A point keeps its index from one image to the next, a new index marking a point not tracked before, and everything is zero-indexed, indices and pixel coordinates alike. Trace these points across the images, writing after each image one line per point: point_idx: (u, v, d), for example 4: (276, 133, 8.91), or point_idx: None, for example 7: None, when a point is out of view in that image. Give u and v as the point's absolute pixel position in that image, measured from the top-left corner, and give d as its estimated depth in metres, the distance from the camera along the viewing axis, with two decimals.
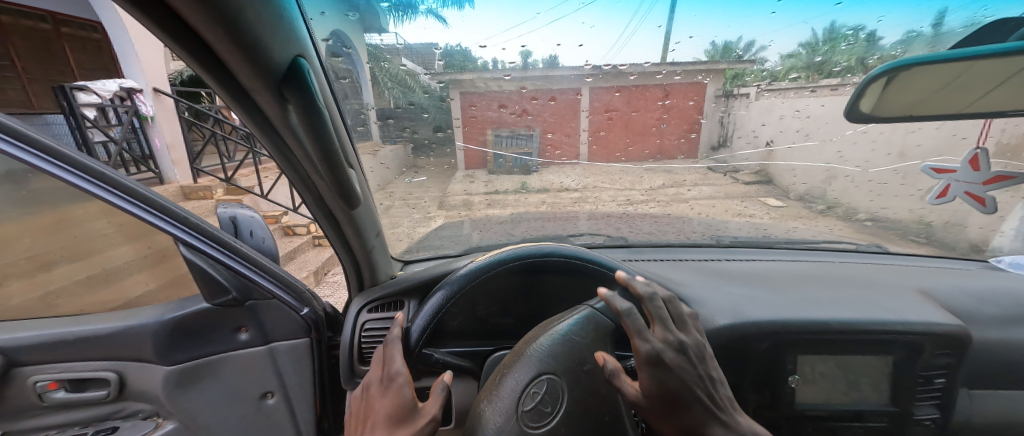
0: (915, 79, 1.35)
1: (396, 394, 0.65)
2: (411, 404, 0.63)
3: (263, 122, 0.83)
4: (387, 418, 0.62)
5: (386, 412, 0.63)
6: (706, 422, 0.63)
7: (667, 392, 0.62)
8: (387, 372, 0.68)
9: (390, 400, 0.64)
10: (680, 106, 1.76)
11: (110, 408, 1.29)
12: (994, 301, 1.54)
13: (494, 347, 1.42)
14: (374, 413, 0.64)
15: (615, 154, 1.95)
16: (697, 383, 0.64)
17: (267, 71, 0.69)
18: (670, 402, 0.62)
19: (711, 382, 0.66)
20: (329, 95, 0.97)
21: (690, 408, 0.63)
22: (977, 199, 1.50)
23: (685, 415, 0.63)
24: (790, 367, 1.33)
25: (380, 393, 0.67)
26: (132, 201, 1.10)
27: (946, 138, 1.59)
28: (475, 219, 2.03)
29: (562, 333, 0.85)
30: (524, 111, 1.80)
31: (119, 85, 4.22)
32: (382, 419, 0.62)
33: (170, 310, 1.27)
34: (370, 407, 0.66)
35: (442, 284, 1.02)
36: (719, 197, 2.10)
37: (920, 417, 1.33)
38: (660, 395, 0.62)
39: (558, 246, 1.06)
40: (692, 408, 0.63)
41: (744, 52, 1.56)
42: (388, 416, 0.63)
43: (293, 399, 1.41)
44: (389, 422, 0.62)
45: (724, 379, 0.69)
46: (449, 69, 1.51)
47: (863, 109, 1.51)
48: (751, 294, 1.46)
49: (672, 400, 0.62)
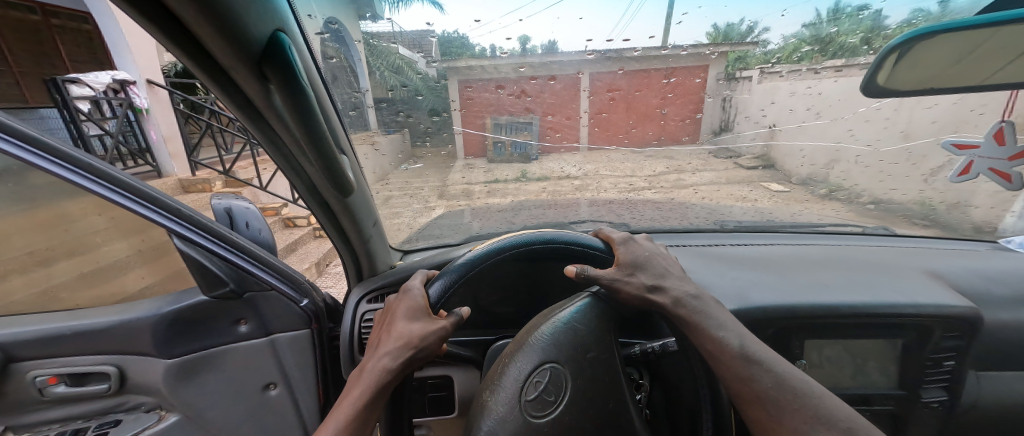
0: (931, 51, 1.30)
1: (413, 296, 0.81)
2: (425, 304, 0.79)
3: (245, 103, 0.79)
4: (406, 313, 0.78)
5: (406, 308, 0.79)
6: (664, 278, 0.84)
7: (634, 256, 0.89)
8: (406, 287, 0.85)
9: (409, 299, 0.81)
10: (686, 83, 1.72)
11: (112, 402, 1.29)
12: (1005, 283, 1.51)
13: (495, 336, 1.42)
14: (395, 311, 0.80)
15: (618, 136, 1.88)
16: (653, 256, 0.90)
17: (244, 46, 0.65)
18: (635, 264, 0.87)
19: (667, 259, 0.92)
20: (313, 74, 0.92)
21: (651, 265, 0.87)
22: (1002, 174, 1.44)
23: (649, 272, 0.86)
24: (797, 352, 1.31)
25: (398, 300, 0.83)
26: (122, 194, 1.05)
27: (962, 113, 1.52)
28: (476, 208, 2.00)
29: (564, 321, 0.81)
30: (522, 92, 1.70)
31: (112, 77, 4.15)
32: (404, 312, 0.78)
33: (166, 304, 1.26)
34: (391, 309, 0.82)
35: (440, 273, 0.87)
36: (721, 183, 2.06)
37: (928, 400, 1.32)
38: (629, 257, 0.89)
39: (557, 232, 1.02)
40: (654, 267, 0.87)
41: (745, 35, 1.51)
42: (406, 312, 0.78)
43: (296, 391, 1.41)
44: (407, 315, 0.78)
45: (677, 263, 0.93)
46: (445, 58, 1.47)
47: (879, 83, 1.43)
48: (757, 279, 1.44)
49: (638, 262, 0.88)
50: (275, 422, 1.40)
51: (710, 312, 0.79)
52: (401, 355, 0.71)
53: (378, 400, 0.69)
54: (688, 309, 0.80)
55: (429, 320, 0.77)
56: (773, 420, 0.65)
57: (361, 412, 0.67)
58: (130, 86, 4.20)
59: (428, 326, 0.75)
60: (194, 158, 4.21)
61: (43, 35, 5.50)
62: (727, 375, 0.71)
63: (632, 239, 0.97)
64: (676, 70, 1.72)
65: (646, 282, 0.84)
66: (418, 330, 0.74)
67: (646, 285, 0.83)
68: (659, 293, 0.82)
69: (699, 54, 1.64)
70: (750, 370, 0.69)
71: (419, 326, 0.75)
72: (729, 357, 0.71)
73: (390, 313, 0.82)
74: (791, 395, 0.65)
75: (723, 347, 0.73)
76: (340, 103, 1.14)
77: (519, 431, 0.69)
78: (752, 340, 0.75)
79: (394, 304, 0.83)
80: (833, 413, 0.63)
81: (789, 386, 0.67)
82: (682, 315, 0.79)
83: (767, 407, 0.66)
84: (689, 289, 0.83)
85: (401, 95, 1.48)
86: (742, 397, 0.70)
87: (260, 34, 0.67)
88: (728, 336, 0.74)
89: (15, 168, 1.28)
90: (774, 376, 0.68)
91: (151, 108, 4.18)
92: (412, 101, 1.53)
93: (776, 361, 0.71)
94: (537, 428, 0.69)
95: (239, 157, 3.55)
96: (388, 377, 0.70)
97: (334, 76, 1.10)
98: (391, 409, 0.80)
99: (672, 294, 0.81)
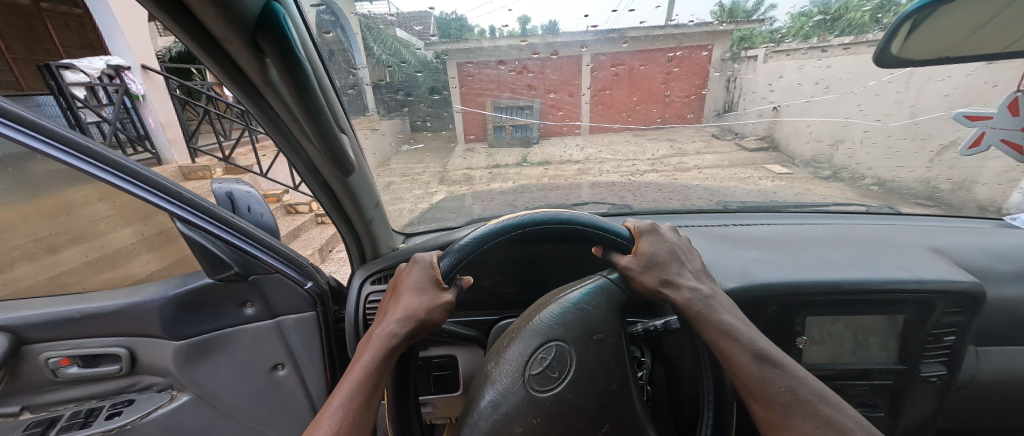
0: (942, 19, 1.33)
1: (424, 267, 0.78)
2: (435, 277, 0.77)
3: (242, 79, 0.78)
4: (415, 284, 0.76)
5: (415, 280, 0.76)
6: (679, 274, 0.78)
7: (652, 252, 0.82)
8: (418, 257, 0.82)
9: (419, 269, 0.78)
10: (692, 57, 1.67)
11: (125, 382, 1.32)
12: (1008, 257, 1.51)
13: (499, 316, 1.43)
14: (403, 281, 0.78)
15: (621, 114, 1.84)
16: (675, 252, 0.82)
17: (238, 18, 0.63)
18: (652, 259, 0.81)
19: (690, 258, 0.83)
20: (310, 50, 0.89)
21: (669, 263, 0.80)
22: (1014, 146, 1.48)
23: (664, 270, 0.79)
24: (797, 329, 1.33)
25: (409, 270, 0.80)
26: (123, 177, 1.04)
27: (976, 86, 1.47)
28: (478, 192, 1.97)
29: (572, 301, 0.82)
30: (524, 68, 1.66)
31: (107, 63, 4.13)
32: (412, 284, 0.76)
33: (173, 286, 1.27)
34: (401, 279, 0.79)
35: (445, 252, 0.82)
36: (723, 165, 2.06)
37: (927, 374, 1.34)
38: (645, 252, 0.82)
39: (574, 212, 0.92)
40: (671, 264, 0.80)
41: (752, 13, 1.45)
42: (414, 284, 0.76)
43: (304, 370, 1.44)
44: (416, 287, 0.75)
45: (699, 259, 0.85)
46: (445, 40, 1.45)
47: (893, 52, 1.44)
48: (759, 257, 1.44)
49: (655, 259, 0.81)
50: (286, 400, 1.44)
51: (722, 309, 0.72)
52: (409, 325, 0.71)
53: (386, 367, 0.69)
54: (702, 303, 0.73)
55: (436, 292, 0.76)
56: (779, 421, 0.61)
57: (371, 375, 0.67)
58: (125, 72, 4.15)
59: (435, 299, 0.75)
60: (194, 144, 4.15)
61: (32, 20, 5.55)
62: (737, 374, 0.66)
63: (658, 227, 0.87)
64: (684, 45, 1.66)
65: (659, 276, 0.79)
66: (426, 303, 0.74)
67: (657, 279, 0.79)
68: (671, 288, 0.76)
69: (709, 27, 1.57)
70: (763, 371, 0.64)
71: (428, 298, 0.74)
72: (745, 359, 0.66)
73: (398, 282, 0.79)
74: (805, 399, 0.61)
75: (734, 346, 0.68)
76: (338, 83, 1.12)
77: (520, 404, 0.70)
78: (767, 341, 0.69)
79: (404, 273, 0.80)
80: (844, 422, 0.59)
81: (802, 391, 0.62)
82: (693, 311, 0.73)
83: (777, 411, 0.61)
84: (702, 287, 0.76)
85: (397, 76, 1.46)
86: (748, 395, 0.65)
87: (254, 5, 0.65)
88: (742, 335, 0.68)
89: (17, 156, 1.28)
90: (790, 380, 0.63)
91: (146, 94, 4.28)
92: (410, 81, 1.50)
93: (791, 364, 0.66)
94: (539, 401, 0.70)
95: (237, 143, 3.46)
96: (394, 344, 0.69)
97: (330, 53, 1.08)
98: (397, 374, 0.80)
99: (685, 291, 0.75)
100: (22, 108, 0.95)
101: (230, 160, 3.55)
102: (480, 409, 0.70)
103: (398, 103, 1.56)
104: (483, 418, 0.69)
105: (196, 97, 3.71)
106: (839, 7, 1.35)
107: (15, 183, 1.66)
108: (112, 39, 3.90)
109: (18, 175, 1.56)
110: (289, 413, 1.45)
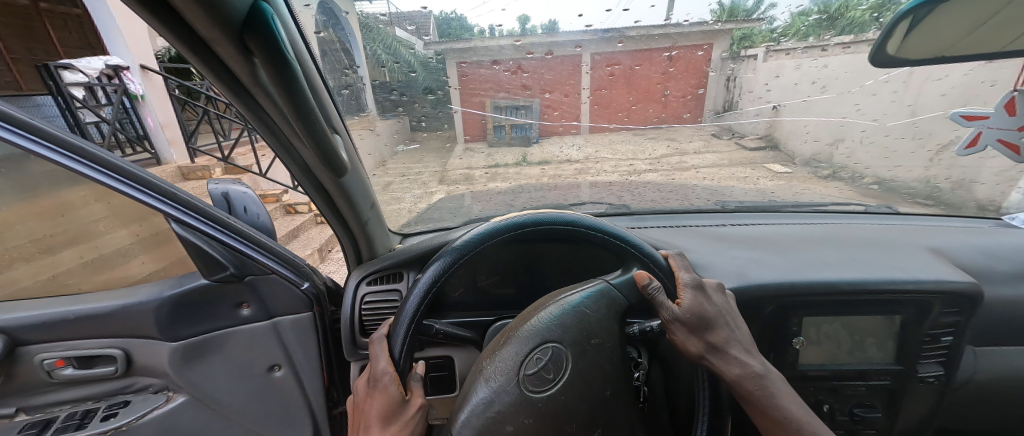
0: (941, 22, 1.30)
1: (383, 389, 0.67)
2: (399, 393, 0.67)
3: (229, 78, 0.77)
4: (381, 415, 0.64)
5: (379, 411, 0.65)
6: (729, 344, 0.75)
7: (701, 311, 0.76)
8: (372, 374, 0.71)
9: (380, 397, 0.67)
10: (687, 58, 1.67)
11: (121, 384, 1.31)
12: (1006, 257, 1.51)
13: (496, 317, 1.42)
14: (367, 414, 0.66)
15: (618, 114, 1.87)
16: (723, 314, 0.78)
17: (223, 17, 0.62)
18: (701, 319, 0.76)
19: (733, 320, 0.80)
20: (301, 52, 0.89)
21: (718, 326, 0.76)
22: (1010, 146, 1.44)
23: (711, 332, 0.76)
24: (794, 329, 1.32)
25: (368, 397, 0.69)
26: (116, 177, 1.03)
27: (973, 85, 1.48)
28: (477, 191, 1.92)
29: (572, 304, 0.82)
30: (518, 68, 1.67)
31: (107, 63, 4.14)
32: (378, 417, 0.64)
33: (169, 287, 1.27)
34: (362, 412, 0.68)
35: (439, 254, 0.84)
36: (723, 164, 2.03)
37: (924, 375, 1.34)
38: (696, 310, 0.76)
39: (578, 215, 0.94)
40: (719, 328, 0.76)
41: (751, 12, 1.47)
42: (380, 416, 0.64)
43: (300, 371, 1.44)
44: (383, 414, 0.65)
45: (744, 323, 0.81)
46: (445, 39, 1.50)
47: (889, 51, 1.43)
48: (756, 257, 1.44)
49: (704, 319, 0.76)
50: (282, 401, 1.44)
51: (780, 393, 0.74)
52: None
53: None
54: (755, 382, 0.73)
55: (407, 406, 0.66)
56: None
57: None
58: (125, 73, 4.17)
59: (407, 417, 0.65)
60: (194, 145, 4.15)
61: (32, 21, 5.56)
62: None
63: (704, 281, 0.82)
64: (678, 45, 1.67)
65: (710, 341, 0.75)
66: (400, 430, 0.63)
67: (703, 345, 0.75)
68: (720, 358, 0.74)
69: (708, 27, 1.58)
70: None
71: (400, 424, 0.64)
72: None
73: (361, 416, 0.68)
74: None
75: (786, 434, 0.72)
76: (332, 83, 1.11)
77: (515, 403, 0.69)
78: (813, 419, 0.75)
79: (364, 402, 0.69)
80: None
81: None
82: (743, 388, 0.73)
83: None
84: (751, 358, 0.76)
85: (396, 75, 1.45)
86: None
87: (239, 4, 0.64)
88: (795, 420, 0.73)
89: (14, 157, 1.29)
90: None
91: (146, 94, 4.29)
92: (407, 81, 1.49)
93: None
94: (533, 402, 0.70)
95: (236, 143, 3.45)
96: None
97: (324, 52, 1.07)
98: None
99: (735, 367, 0.74)
100: (17, 109, 0.95)
101: (231, 160, 3.56)
102: (473, 404, 0.69)
103: (393, 104, 1.53)
104: (474, 414, 0.68)
105: (196, 97, 3.71)
106: (839, 5, 1.35)
107: (12, 184, 1.66)
108: (111, 40, 3.90)
109: (15, 176, 1.56)
110: (286, 415, 1.45)
